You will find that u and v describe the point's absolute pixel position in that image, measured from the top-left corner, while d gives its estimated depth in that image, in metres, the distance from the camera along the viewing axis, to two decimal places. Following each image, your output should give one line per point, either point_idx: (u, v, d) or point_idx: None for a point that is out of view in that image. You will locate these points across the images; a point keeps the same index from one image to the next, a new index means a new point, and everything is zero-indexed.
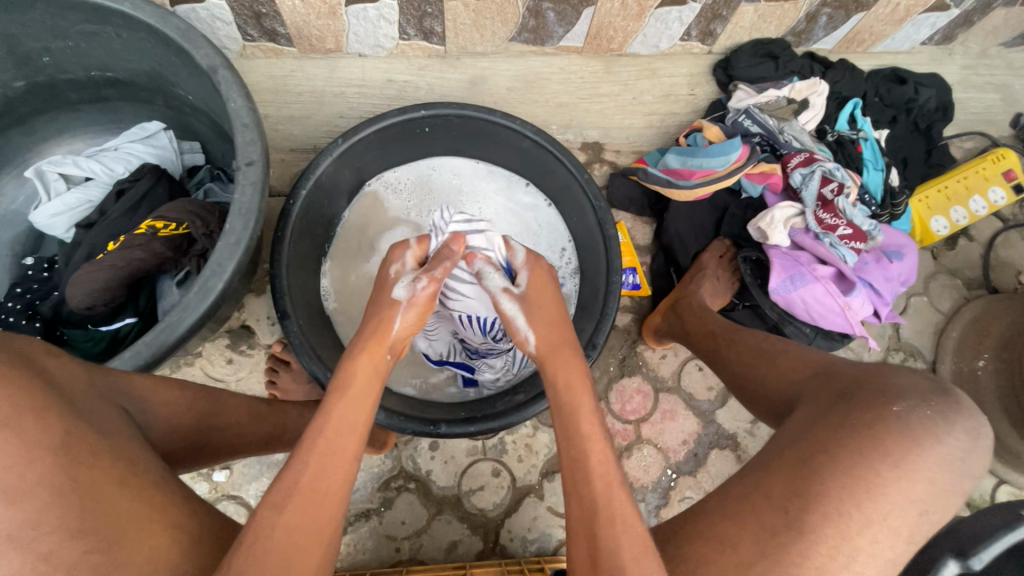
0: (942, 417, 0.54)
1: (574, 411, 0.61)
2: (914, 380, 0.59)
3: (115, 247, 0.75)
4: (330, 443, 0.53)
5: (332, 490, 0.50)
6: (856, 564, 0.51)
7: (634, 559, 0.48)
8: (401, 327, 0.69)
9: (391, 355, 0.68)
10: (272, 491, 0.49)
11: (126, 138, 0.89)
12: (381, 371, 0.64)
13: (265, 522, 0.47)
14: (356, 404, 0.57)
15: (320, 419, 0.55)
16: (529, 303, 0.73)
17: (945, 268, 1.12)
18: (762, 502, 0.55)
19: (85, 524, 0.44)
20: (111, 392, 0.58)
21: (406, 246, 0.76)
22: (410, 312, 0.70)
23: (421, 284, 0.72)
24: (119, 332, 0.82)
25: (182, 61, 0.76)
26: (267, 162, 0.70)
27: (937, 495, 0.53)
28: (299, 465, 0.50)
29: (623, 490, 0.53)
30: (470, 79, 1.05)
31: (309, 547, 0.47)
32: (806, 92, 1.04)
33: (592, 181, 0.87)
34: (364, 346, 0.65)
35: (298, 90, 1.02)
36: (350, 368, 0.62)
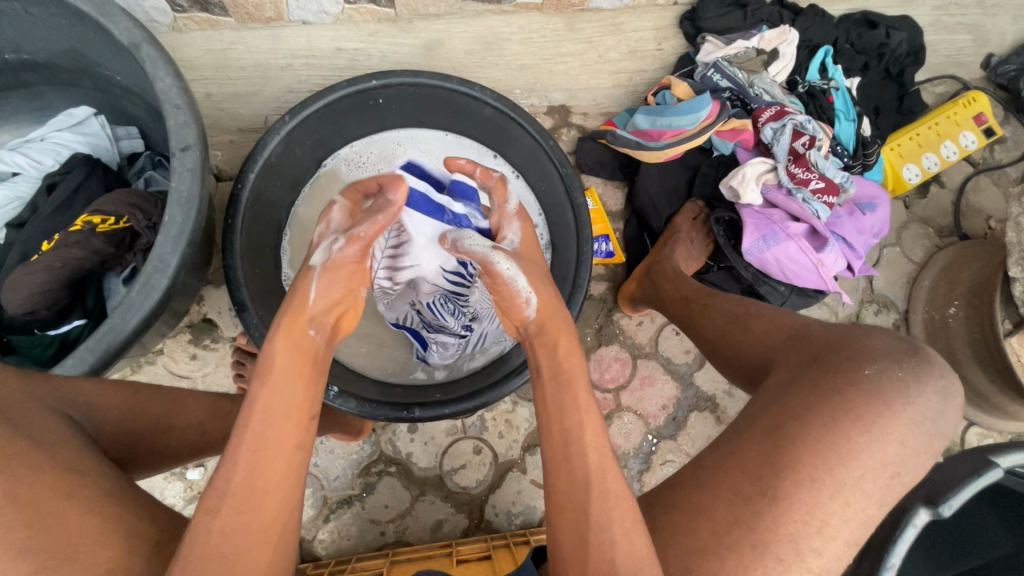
0: (913, 377, 0.54)
1: (572, 380, 0.57)
2: (885, 340, 0.58)
3: (49, 246, 0.70)
4: (260, 437, 0.50)
5: (273, 485, 0.49)
6: (828, 528, 0.51)
7: (636, 536, 0.49)
8: (318, 296, 0.60)
9: (317, 331, 0.59)
10: (206, 495, 0.48)
11: (52, 127, 0.82)
12: (305, 348, 0.58)
13: (201, 526, 0.46)
14: (285, 392, 0.53)
15: (245, 410, 0.51)
16: (524, 259, 0.67)
17: (917, 217, 1.12)
18: (735, 469, 0.54)
19: (33, 543, 0.42)
20: (54, 400, 0.55)
21: (331, 202, 0.68)
22: (330, 277, 0.61)
23: (340, 246, 0.62)
24: (70, 335, 0.77)
25: (100, 37, 0.70)
26: (205, 146, 0.65)
27: (909, 456, 0.53)
28: (230, 464, 0.48)
29: (596, 471, 0.52)
30: (425, 44, 0.99)
31: (255, 547, 0.46)
32: (775, 41, 1.00)
33: (558, 147, 0.84)
34: (280, 323, 0.58)
35: (241, 64, 0.95)
36: (268, 351, 0.56)
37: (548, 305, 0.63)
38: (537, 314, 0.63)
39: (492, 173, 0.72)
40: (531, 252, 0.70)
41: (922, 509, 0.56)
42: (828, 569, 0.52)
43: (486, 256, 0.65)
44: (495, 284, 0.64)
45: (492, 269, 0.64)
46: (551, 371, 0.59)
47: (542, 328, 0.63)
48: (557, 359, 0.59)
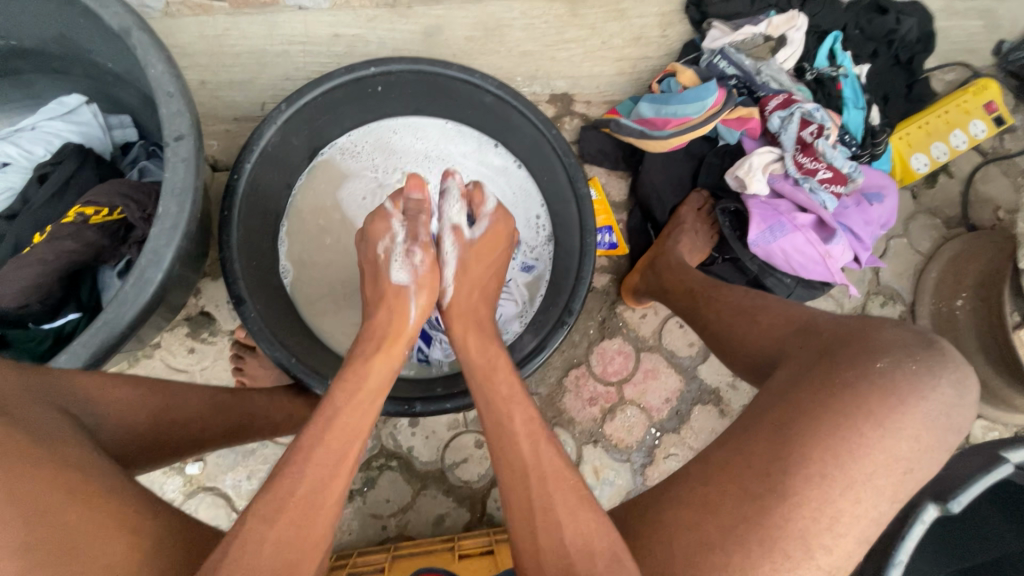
0: (927, 370, 0.53)
1: (489, 377, 0.62)
2: (898, 334, 0.57)
3: (42, 239, 0.69)
4: (337, 450, 0.52)
5: (329, 501, 0.50)
6: (838, 525, 0.50)
7: None
8: (411, 316, 0.68)
9: (404, 350, 0.66)
10: (258, 502, 0.47)
11: (43, 116, 0.80)
12: (392, 367, 0.63)
13: (253, 534, 0.46)
14: (365, 410, 0.56)
15: (322, 419, 0.53)
16: (468, 254, 0.74)
17: (924, 208, 1.10)
18: (743, 465, 0.54)
19: (32, 538, 0.41)
20: (49, 393, 0.53)
21: (386, 211, 0.72)
22: (420, 293, 0.69)
23: (416, 258, 0.70)
24: (65, 328, 0.76)
25: (90, 22, 0.67)
26: (198, 134, 0.63)
27: (922, 452, 0.52)
28: (297, 473, 0.49)
29: None
30: (424, 30, 0.97)
31: (301, 554, 0.47)
32: (784, 27, 0.97)
33: (560, 135, 0.81)
34: (375, 347, 0.63)
35: (235, 50, 0.93)
36: (358, 368, 0.60)
37: (457, 308, 0.71)
38: (449, 306, 0.72)
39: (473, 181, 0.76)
40: (489, 251, 0.75)
41: (930, 506, 0.55)
42: (837, 568, 0.51)
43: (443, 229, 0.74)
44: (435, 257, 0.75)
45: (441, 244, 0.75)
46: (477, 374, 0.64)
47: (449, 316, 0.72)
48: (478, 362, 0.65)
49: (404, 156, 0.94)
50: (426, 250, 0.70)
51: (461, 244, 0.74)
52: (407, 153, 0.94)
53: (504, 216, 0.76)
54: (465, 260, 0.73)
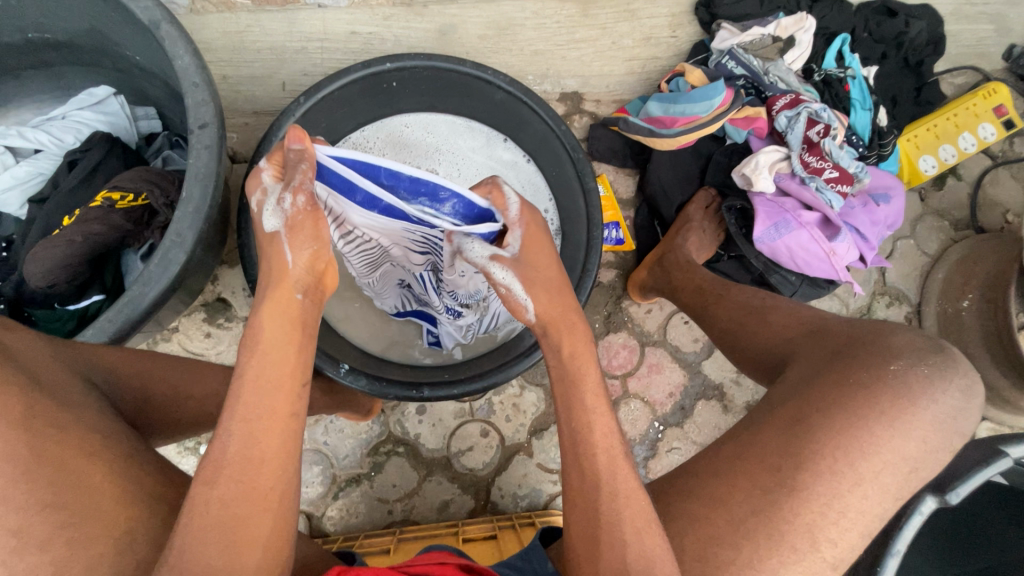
0: (938, 374, 0.55)
1: (578, 382, 0.56)
2: (910, 338, 0.59)
3: (70, 222, 0.72)
4: (253, 408, 0.49)
5: (268, 457, 0.49)
6: (844, 519, 0.52)
7: (646, 531, 0.50)
8: (296, 258, 0.56)
9: (305, 293, 0.57)
10: (203, 465, 0.48)
11: (73, 105, 0.83)
12: (296, 314, 0.55)
13: (198, 498, 0.46)
14: (275, 359, 0.52)
15: (234, 382, 0.51)
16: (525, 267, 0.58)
17: (932, 210, 1.11)
18: (755, 460, 0.56)
19: (59, 498, 0.43)
20: (78, 363, 0.56)
21: (258, 168, 0.57)
22: (297, 237, 0.56)
23: (286, 201, 0.55)
24: (89, 309, 0.79)
25: (121, 16, 0.71)
26: (221, 124, 0.66)
27: (928, 453, 0.54)
28: (224, 435, 0.49)
29: (625, 463, 0.53)
30: (439, 28, 1.00)
31: (255, 513, 0.47)
32: (792, 28, 0.98)
33: (570, 131, 0.85)
34: (267, 292, 0.56)
35: (256, 46, 0.96)
36: (255, 322, 0.54)
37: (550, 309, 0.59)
38: (540, 316, 0.59)
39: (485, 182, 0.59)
40: (537, 253, 0.59)
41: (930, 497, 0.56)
42: (841, 561, 0.53)
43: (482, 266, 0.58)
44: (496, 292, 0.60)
45: (491, 279, 0.58)
46: (557, 373, 0.58)
47: (547, 330, 0.59)
48: (564, 359, 0.57)
49: (416, 150, 0.94)
50: (303, 185, 0.55)
51: (512, 263, 0.58)
52: (419, 147, 0.94)
53: (533, 211, 0.59)
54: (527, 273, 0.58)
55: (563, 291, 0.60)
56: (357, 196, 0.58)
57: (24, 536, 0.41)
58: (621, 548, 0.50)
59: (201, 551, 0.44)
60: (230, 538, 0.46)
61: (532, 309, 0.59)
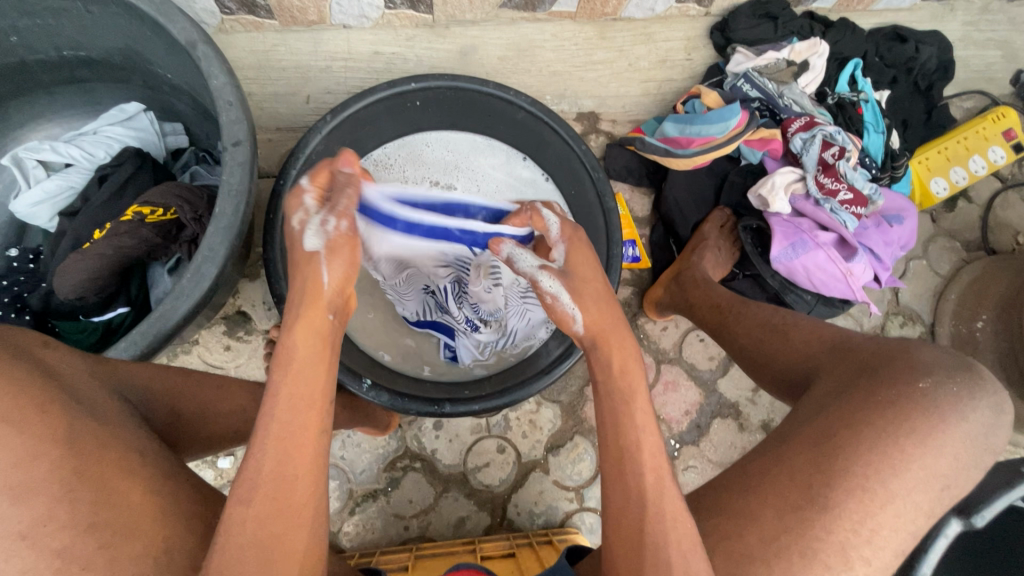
0: (967, 392, 0.55)
1: (628, 400, 0.55)
2: (936, 354, 0.59)
3: (101, 235, 0.73)
4: (285, 425, 0.50)
5: (302, 474, 0.49)
6: (878, 538, 0.53)
7: (683, 557, 0.50)
8: (331, 278, 0.57)
9: (335, 315, 0.57)
10: (236, 486, 0.48)
11: (105, 121, 0.85)
12: (326, 334, 0.55)
13: (234, 517, 0.46)
14: (306, 378, 0.52)
15: (267, 401, 0.50)
16: (574, 278, 0.60)
17: (944, 231, 1.12)
18: (783, 477, 0.56)
19: (100, 518, 0.43)
20: (114, 380, 0.57)
21: (300, 189, 0.59)
22: (335, 259, 0.57)
23: (330, 223, 0.58)
24: (113, 322, 0.79)
25: (158, 36, 0.73)
26: (254, 142, 0.67)
27: (960, 470, 0.55)
28: (257, 454, 0.48)
29: (672, 482, 0.53)
30: (460, 49, 1.02)
31: (292, 531, 0.47)
32: (806, 53, 1.01)
33: (590, 151, 0.85)
34: (299, 311, 0.55)
35: (282, 65, 0.98)
36: (285, 341, 0.53)
37: (598, 321, 0.59)
38: (588, 328, 0.59)
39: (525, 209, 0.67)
40: (583, 266, 0.62)
41: (954, 520, 0.58)
42: None
43: (534, 275, 0.61)
44: (542, 303, 0.61)
45: (537, 289, 0.61)
46: (603, 378, 0.58)
47: (596, 343, 0.59)
48: (612, 373, 0.57)
49: (433, 167, 0.98)
50: (348, 215, 0.59)
51: (560, 273, 0.61)
52: (435, 164, 0.98)
53: (575, 227, 0.64)
54: (576, 282, 0.60)
55: (613, 302, 0.60)
56: (399, 222, 0.70)
57: (67, 556, 0.41)
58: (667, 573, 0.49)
59: (241, 570, 0.44)
60: (268, 556, 0.46)
61: (582, 319, 0.59)
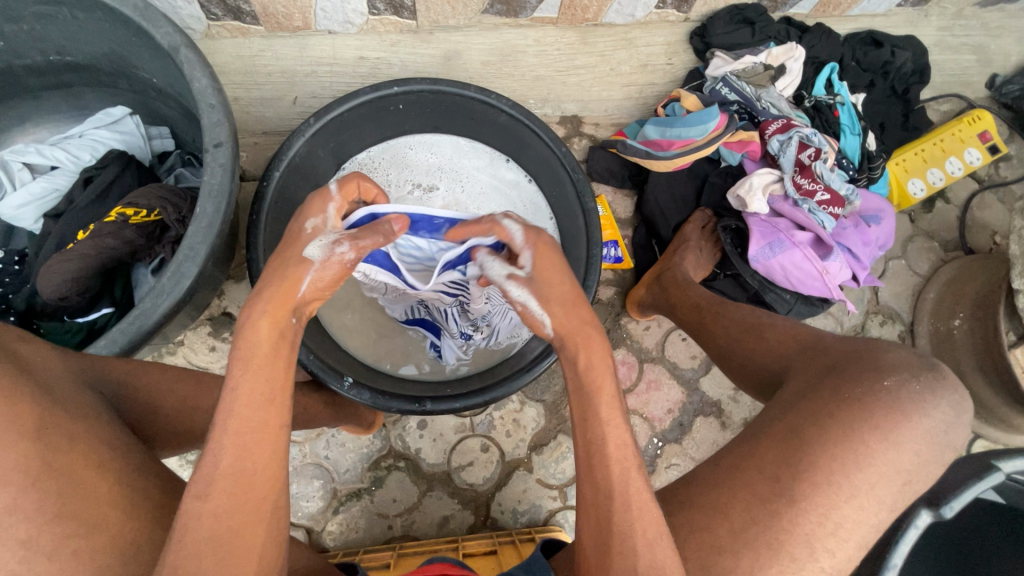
0: (929, 390, 0.57)
1: (594, 394, 0.56)
2: (903, 355, 0.61)
3: (85, 236, 0.74)
4: (246, 421, 0.50)
5: (259, 471, 0.49)
6: (842, 529, 0.54)
7: (648, 544, 0.51)
8: (308, 288, 0.59)
9: (297, 319, 0.59)
10: (193, 480, 0.48)
11: (91, 124, 0.86)
12: (288, 337, 0.56)
13: (189, 512, 0.46)
14: (266, 375, 0.53)
15: (226, 396, 0.51)
16: (539, 283, 0.61)
17: (922, 231, 1.14)
18: (752, 470, 0.57)
19: (68, 509, 0.44)
20: (90, 376, 0.57)
21: (327, 197, 0.64)
22: (324, 274, 0.59)
23: (342, 248, 0.60)
24: (97, 323, 0.81)
25: (142, 41, 0.74)
26: (236, 143, 0.68)
27: (921, 465, 0.56)
28: (216, 449, 0.49)
29: (639, 473, 0.53)
30: (444, 54, 1.03)
31: (248, 528, 0.48)
32: (783, 57, 1.03)
33: (570, 153, 0.87)
34: (265, 308, 0.56)
35: (268, 69, 0.99)
36: (248, 335, 0.54)
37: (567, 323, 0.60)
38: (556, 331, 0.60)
39: (484, 222, 0.64)
40: (551, 272, 0.61)
41: (924, 511, 0.55)
42: (839, 569, 0.54)
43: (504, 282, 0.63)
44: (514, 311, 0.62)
45: (508, 297, 0.63)
46: (575, 383, 0.58)
47: (563, 344, 0.60)
48: (580, 371, 0.57)
49: (418, 169, 0.99)
50: (358, 253, 0.61)
51: (527, 281, 0.61)
52: (420, 166, 0.99)
53: (539, 232, 0.63)
54: (542, 288, 0.60)
55: (581, 305, 0.60)
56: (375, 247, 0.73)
57: (33, 547, 0.42)
58: (632, 561, 0.50)
59: (197, 565, 0.45)
60: (225, 551, 0.46)
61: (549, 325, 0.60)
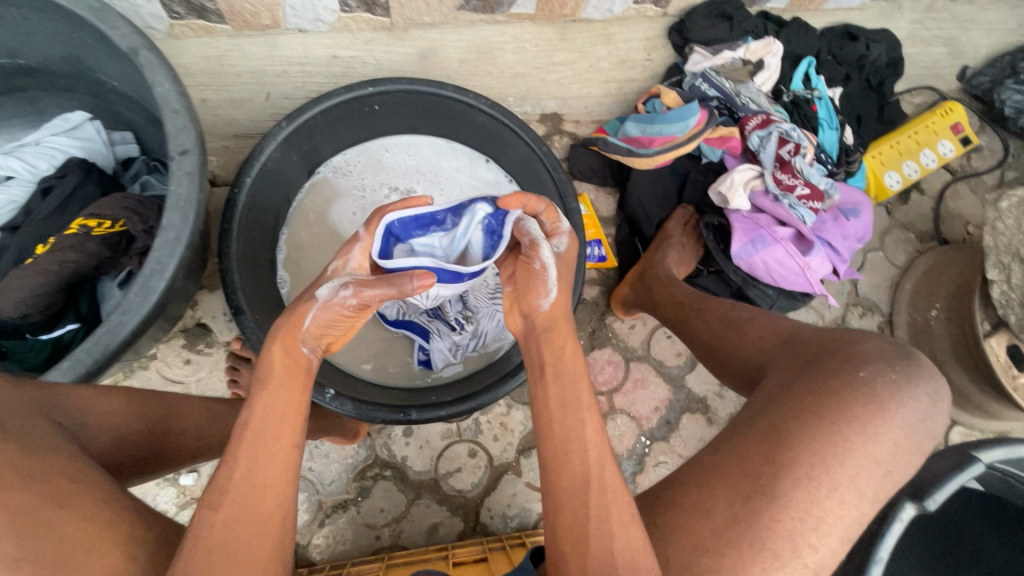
0: (904, 379, 0.58)
1: (574, 377, 0.59)
2: (878, 345, 0.61)
3: (44, 250, 0.70)
4: (259, 436, 0.50)
5: (269, 482, 0.49)
6: (824, 524, 0.54)
7: (623, 527, 0.51)
8: (313, 322, 0.58)
9: (311, 350, 0.59)
10: (208, 490, 0.48)
11: (47, 131, 0.82)
12: (299, 366, 0.57)
13: (203, 521, 0.46)
14: (281, 395, 0.54)
15: (244, 416, 0.52)
16: (563, 267, 0.66)
17: (899, 223, 1.15)
18: (736, 468, 0.57)
19: (30, 549, 0.42)
20: (45, 406, 0.55)
21: (355, 240, 0.64)
22: (326, 313, 0.58)
23: (345, 292, 0.58)
24: (63, 338, 0.77)
25: (99, 43, 0.70)
26: (203, 150, 0.66)
27: (900, 455, 0.56)
28: (230, 461, 0.49)
29: (613, 461, 0.55)
30: (420, 52, 1.01)
31: (259, 539, 0.47)
32: (761, 52, 1.03)
33: (551, 152, 0.85)
34: (277, 334, 0.58)
35: (236, 70, 0.96)
36: (265, 360, 0.56)
37: (563, 308, 0.64)
38: (551, 308, 0.63)
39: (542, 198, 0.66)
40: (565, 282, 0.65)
41: (908, 504, 0.58)
42: (823, 566, 0.54)
43: (537, 241, 0.64)
44: (530, 268, 0.64)
45: (535, 253, 0.63)
46: (551, 370, 0.60)
47: (550, 325, 0.63)
48: (562, 357, 0.60)
49: (395, 171, 0.96)
50: (363, 297, 0.58)
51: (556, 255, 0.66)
52: (398, 168, 0.97)
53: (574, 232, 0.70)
54: (563, 270, 0.66)
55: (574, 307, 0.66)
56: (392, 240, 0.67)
57: None
58: (608, 543, 0.50)
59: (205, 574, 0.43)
60: (234, 559, 0.45)
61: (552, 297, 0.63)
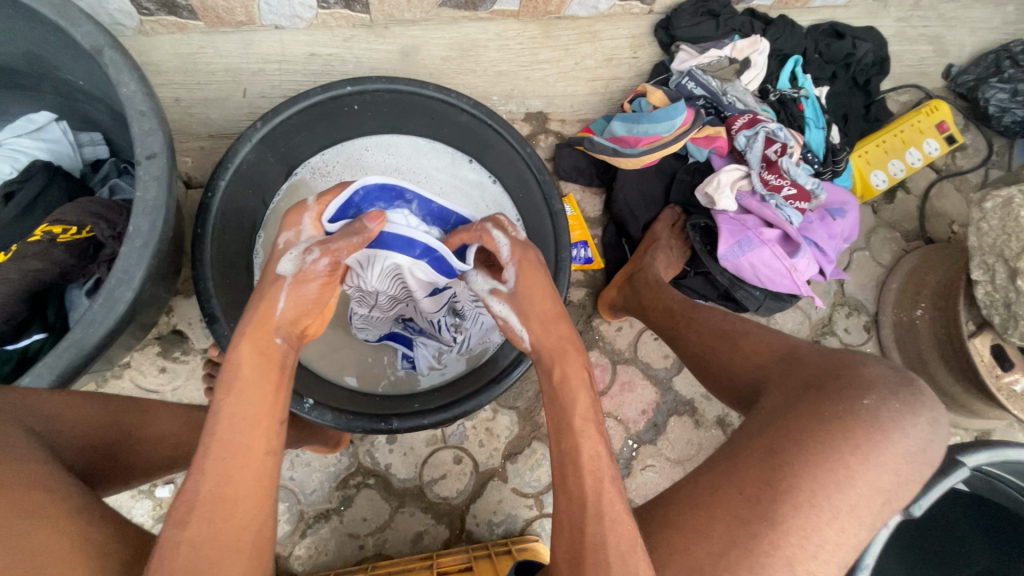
0: (909, 408, 0.56)
1: (568, 404, 0.56)
2: (881, 370, 0.60)
3: (7, 257, 0.67)
4: (227, 445, 0.47)
5: (241, 495, 0.46)
6: (823, 552, 0.53)
7: (621, 557, 0.49)
8: (285, 305, 0.57)
9: (284, 339, 0.57)
10: (174, 507, 0.45)
11: (11, 133, 0.79)
12: (272, 358, 0.54)
13: (169, 540, 0.43)
14: (251, 398, 0.50)
15: (210, 420, 0.48)
16: (520, 299, 0.64)
17: (885, 222, 1.15)
18: (733, 491, 0.56)
19: None
20: (14, 413, 0.53)
21: (303, 210, 0.65)
22: (300, 287, 0.58)
23: (311, 256, 0.59)
24: (29, 349, 0.73)
25: (62, 41, 0.67)
26: (171, 154, 0.63)
27: (901, 483, 0.55)
28: (196, 474, 0.46)
29: (613, 485, 0.52)
30: (401, 49, 0.98)
31: (230, 557, 0.44)
32: (748, 50, 1.01)
33: (535, 154, 0.83)
34: (245, 330, 0.54)
35: (210, 68, 0.93)
36: (232, 360, 0.52)
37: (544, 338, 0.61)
38: (532, 348, 0.62)
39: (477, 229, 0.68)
40: (535, 289, 0.63)
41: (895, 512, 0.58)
42: None
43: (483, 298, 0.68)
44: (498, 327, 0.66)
45: (490, 309, 0.67)
46: (550, 395, 0.58)
47: (539, 358, 0.60)
48: (560, 381, 0.57)
49: (375, 171, 0.94)
50: (333, 256, 0.60)
51: (507, 297, 0.65)
52: (378, 169, 0.94)
53: (525, 249, 0.65)
54: (522, 302, 0.63)
55: (563, 322, 0.61)
56: (352, 210, 0.72)
57: None
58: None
59: None
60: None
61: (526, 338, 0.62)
